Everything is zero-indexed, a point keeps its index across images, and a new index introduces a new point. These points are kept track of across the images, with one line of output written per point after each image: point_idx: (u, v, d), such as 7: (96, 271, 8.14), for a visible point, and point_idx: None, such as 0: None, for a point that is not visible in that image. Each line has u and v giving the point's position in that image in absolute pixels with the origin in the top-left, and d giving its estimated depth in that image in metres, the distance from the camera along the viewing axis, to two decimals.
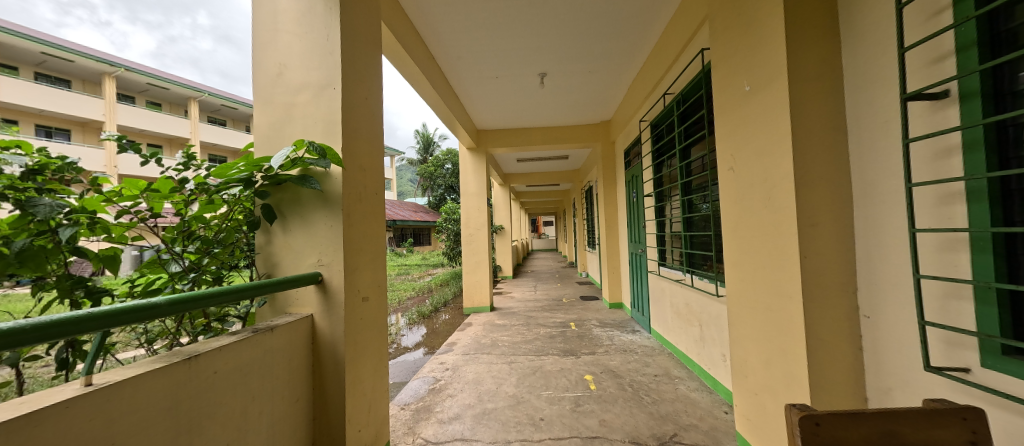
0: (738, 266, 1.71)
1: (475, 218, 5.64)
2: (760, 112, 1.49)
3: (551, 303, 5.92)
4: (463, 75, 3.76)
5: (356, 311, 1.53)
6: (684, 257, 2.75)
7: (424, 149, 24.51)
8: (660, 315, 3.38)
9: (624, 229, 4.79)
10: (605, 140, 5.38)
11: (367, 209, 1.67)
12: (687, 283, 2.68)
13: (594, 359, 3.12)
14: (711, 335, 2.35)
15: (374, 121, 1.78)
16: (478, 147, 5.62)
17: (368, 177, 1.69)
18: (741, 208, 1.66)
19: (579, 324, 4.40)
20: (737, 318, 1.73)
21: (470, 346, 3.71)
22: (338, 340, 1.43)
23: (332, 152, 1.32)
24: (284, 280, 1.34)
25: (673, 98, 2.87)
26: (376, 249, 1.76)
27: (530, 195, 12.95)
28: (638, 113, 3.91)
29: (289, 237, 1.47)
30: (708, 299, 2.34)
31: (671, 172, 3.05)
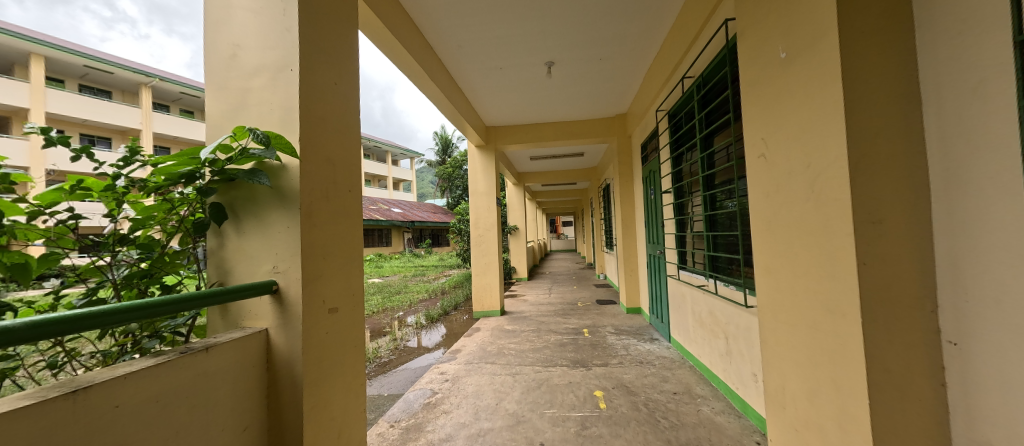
0: (772, 272, 1.40)
1: (485, 217, 5.44)
2: (799, 79, 1.19)
3: (565, 307, 5.63)
4: (465, 66, 3.57)
5: (320, 323, 1.38)
6: (707, 260, 2.42)
7: (442, 151, 24.74)
8: (681, 323, 3.04)
9: (642, 229, 4.43)
10: (621, 134, 5.03)
11: (337, 209, 1.52)
12: (710, 290, 2.35)
13: (606, 371, 2.83)
14: (740, 351, 2.02)
15: (346, 113, 1.61)
16: (487, 145, 5.44)
17: (338, 174, 1.54)
18: (774, 202, 1.36)
19: (592, 330, 4.11)
20: (771, 337, 1.42)
21: (475, 354, 3.52)
22: (296, 357, 1.29)
23: (280, 139, 1.20)
24: (234, 289, 1.18)
25: (692, 82, 2.54)
26: (349, 254, 1.60)
27: (546, 194, 12.66)
28: (656, 102, 3.55)
29: (244, 241, 1.36)
30: (736, 310, 2.01)
31: (691, 165, 2.72)
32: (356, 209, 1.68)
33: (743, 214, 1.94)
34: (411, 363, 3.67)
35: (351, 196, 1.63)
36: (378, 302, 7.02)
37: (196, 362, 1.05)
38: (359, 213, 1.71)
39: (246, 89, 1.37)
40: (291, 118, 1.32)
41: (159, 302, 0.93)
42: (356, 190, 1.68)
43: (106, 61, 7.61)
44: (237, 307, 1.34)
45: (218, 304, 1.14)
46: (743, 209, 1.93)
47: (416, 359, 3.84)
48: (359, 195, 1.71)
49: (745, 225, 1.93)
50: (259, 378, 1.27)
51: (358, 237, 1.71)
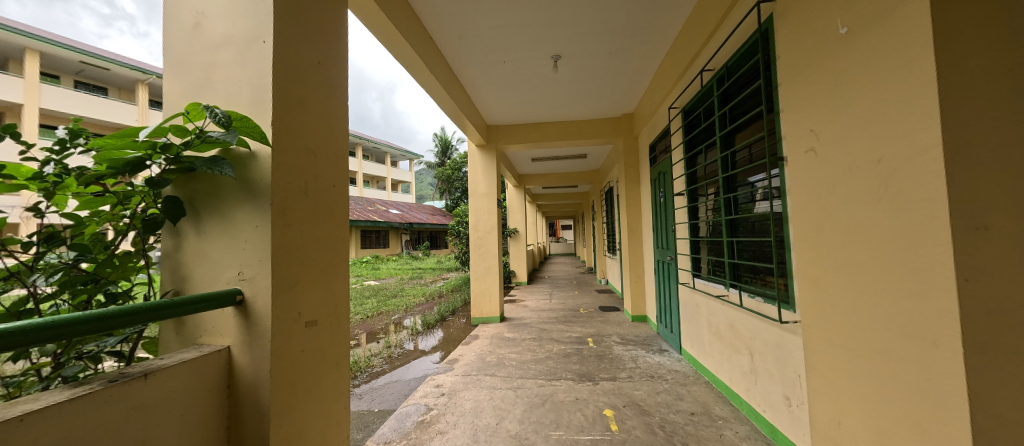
0: (823, 286, 1.20)
1: (485, 219, 5.24)
2: (865, 57, 1.00)
3: (567, 314, 5.42)
4: (466, 59, 3.39)
5: (294, 340, 1.18)
6: (728, 268, 2.22)
7: (441, 153, 24.59)
8: (694, 335, 2.84)
9: (649, 233, 4.25)
10: (627, 135, 4.85)
11: (317, 207, 1.32)
12: (731, 302, 2.15)
13: (615, 387, 2.62)
14: (768, 370, 1.81)
15: (330, 97, 1.42)
16: (488, 144, 5.25)
17: (319, 167, 1.34)
18: (828, 203, 1.16)
19: (597, 340, 3.90)
20: (824, 362, 1.21)
21: (473, 364, 3.30)
22: (261, 382, 1.08)
23: (243, 119, 1.00)
24: (190, 300, 0.97)
25: (711, 75, 2.36)
26: (331, 258, 1.40)
27: (546, 197, 12.48)
28: (667, 99, 3.38)
29: (204, 242, 1.16)
30: (766, 325, 1.81)
31: (708, 165, 2.53)
32: (340, 208, 1.48)
33: (777, 217, 1.74)
34: (408, 372, 3.45)
35: (335, 193, 1.44)
36: (374, 306, 6.78)
37: (128, 394, 0.83)
38: (346, 212, 1.52)
39: (212, 65, 1.17)
40: (263, 99, 1.13)
41: (91, 316, 0.73)
42: (340, 186, 1.48)
43: (99, 55, 7.42)
44: (194, 320, 1.13)
45: (168, 318, 0.93)
46: (777, 213, 1.73)
47: (412, 367, 3.61)
48: (345, 192, 1.52)
49: (779, 230, 1.74)
50: (215, 407, 1.06)
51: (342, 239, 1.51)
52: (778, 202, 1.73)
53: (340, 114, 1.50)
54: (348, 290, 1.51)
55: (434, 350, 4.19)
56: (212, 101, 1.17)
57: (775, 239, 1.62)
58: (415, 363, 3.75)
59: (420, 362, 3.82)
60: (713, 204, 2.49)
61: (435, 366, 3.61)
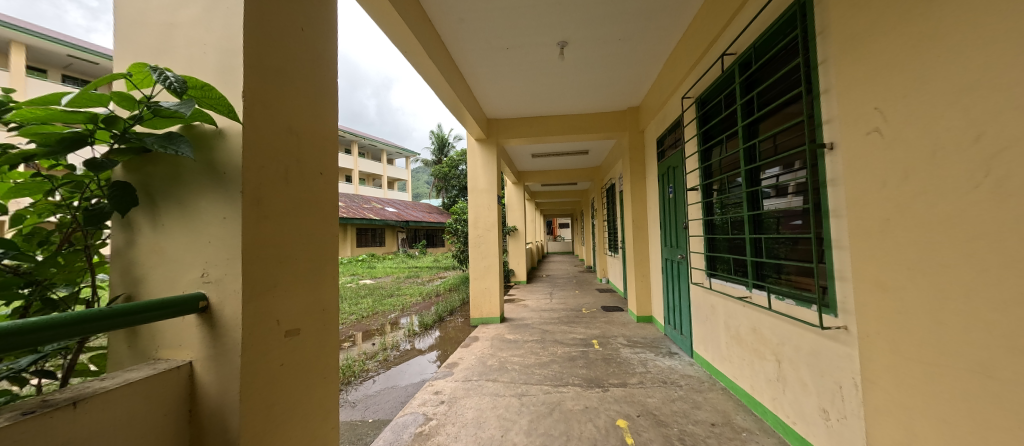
0: (896, 287, 1.04)
1: (484, 216, 5.05)
2: (960, 17, 0.84)
3: (569, 314, 5.25)
4: (468, 46, 3.20)
5: (272, 353, 1.00)
6: (751, 267, 2.07)
7: (438, 150, 24.32)
8: (709, 338, 2.69)
9: (656, 230, 4.10)
10: (632, 129, 4.69)
11: (301, 198, 1.14)
12: (755, 304, 2.00)
13: (626, 394, 2.46)
14: (801, 380, 1.66)
15: (316, 71, 1.24)
16: (488, 138, 5.06)
17: (303, 150, 1.15)
18: (902, 193, 1.00)
19: (602, 342, 3.74)
20: (896, 377, 1.05)
21: (474, 368, 3.13)
22: (228, 407, 0.89)
23: (195, 82, 0.80)
24: (143, 308, 0.79)
25: (733, 60, 2.20)
26: (317, 256, 1.21)
27: (545, 195, 12.31)
28: (679, 90, 3.21)
29: (162, 236, 0.96)
30: (800, 330, 1.65)
31: (728, 157, 2.37)
32: (329, 199, 1.30)
33: (813, 213, 1.59)
34: (405, 375, 3.27)
35: (322, 182, 1.25)
36: (369, 306, 6.56)
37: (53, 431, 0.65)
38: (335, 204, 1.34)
39: (172, 24, 0.98)
40: (233, 65, 0.94)
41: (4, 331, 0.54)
42: (329, 174, 1.30)
43: (80, 45, 7.06)
44: (149, 331, 0.94)
45: (113, 328, 0.73)
46: (814, 208, 1.58)
47: (409, 370, 3.43)
48: (334, 180, 1.34)
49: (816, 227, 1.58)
50: (176, 436, 0.88)
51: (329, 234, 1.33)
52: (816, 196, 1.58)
53: (329, 91, 1.32)
54: (337, 294, 1.32)
55: (433, 352, 4.02)
56: (173, 68, 0.98)
57: (815, 236, 1.47)
58: (411, 365, 3.57)
59: (417, 364, 3.64)
60: (733, 199, 2.34)
61: (433, 368, 3.44)
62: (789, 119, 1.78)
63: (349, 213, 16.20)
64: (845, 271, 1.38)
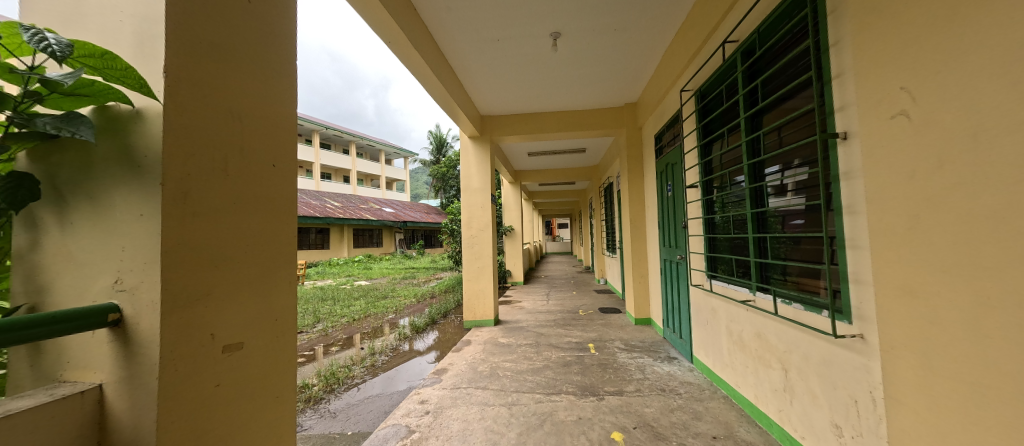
0: (929, 294, 0.90)
1: (478, 216, 4.91)
2: None
3: (565, 317, 5.11)
4: (457, 37, 3.06)
5: (203, 372, 0.86)
6: (755, 269, 1.94)
7: (436, 150, 24.19)
8: (710, 343, 2.55)
9: (654, 229, 3.96)
10: (630, 126, 4.56)
11: (246, 193, 1.00)
12: (759, 308, 1.87)
13: (622, 403, 2.31)
14: (811, 392, 1.52)
15: (267, 50, 1.10)
16: (482, 135, 4.92)
17: (249, 137, 1.02)
18: (936, 184, 0.86)
19: (599, 346, 3.60)
20: (930, 396, 0.91)
21: (464, 375, 2.98)
22: (143, 438, 0.75)
23: (83, 42, 0.69)
24: (56, 317, 0.68)
25: (734, 48, 2.07)
26: (268, 257, 1.08)
27: (543, 195, 12.17)
28: (678, 83, 3.08)
29: (71, 237, 0.82)
30: (810, 338, 1.51)
31: (729, 152, 2.24)
32: (285, 195, 1.16)
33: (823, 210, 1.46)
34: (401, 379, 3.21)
35: (275, 175, 1.12)
36: (361, 308, 6.40)
37: None
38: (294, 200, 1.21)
39: None
40: (153, 35, 0.80)
41: None
42: (284, 167, 1.16)
43: None
44: (54, 348, 0.80)
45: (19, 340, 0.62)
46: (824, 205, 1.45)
47: (404, 373, 3.35)
48: (292, 174, 1.21)
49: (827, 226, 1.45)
50: None
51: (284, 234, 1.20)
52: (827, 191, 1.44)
53: (284, 74, 1.18)
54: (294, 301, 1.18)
55: (431, 353, 3.99)
56: (86, 40, 0.84)
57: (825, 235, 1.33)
58: (402, 369, 3.46)
59: (406, 369, 3.49)
60: (735, 197, 2.21)
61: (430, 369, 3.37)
62: (796, 109, 1.65)
63: (345, 214, 16.05)
64: (861, 274, 1.24)
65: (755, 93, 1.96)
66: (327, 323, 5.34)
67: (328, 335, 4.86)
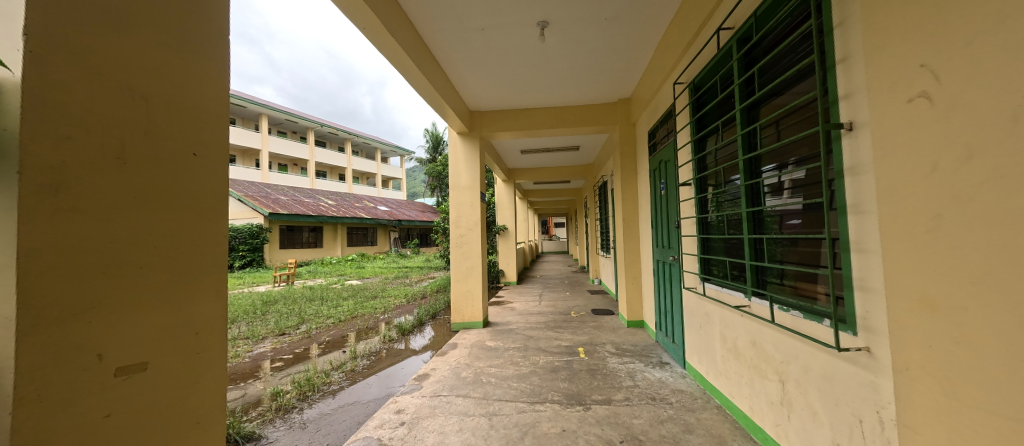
0: (954, 310, 0.76)
1: (467, 215, 4.75)
2: None
3: (557, 319, 4.97)
4: (440, 27, 2.90)
5: (86, 399, 0.74)
6: (751, 273, 1.82)
7: (432, 148, 23.98)
8: (703, 349, 2.42)
9: (647, 229, 3.83)
10: (624, 122, 4.42)
11: (151, 185, 0.87)
12: (755, 314, 1.74)
13: (610, 413, 2.18)
14: (810, 408, 1.39)
15: (177, 20, 0.95)
16: (471, 131, 4.76)
17: (155, 120, 0.89)
18: (964, 180, 0.73)
19: (589, 350, 3.47)
20: (953, 429, 0.78)
21: (446, 381, 2.84)
22: None
23: None
24: None
25: (729, 35, 1.93)
26: (180, 260, 0.95)
27: (538, 194, 12.03)
28: (672, 75, 2.94)
29: None
30: (811, 348, 1.38)
31: (726, 148, 2.11)
32: (206, 188, 1.04)
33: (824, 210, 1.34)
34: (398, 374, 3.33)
35: (193, 166, 1.01)
36: (349, 308, 6.24)
37: None
38: (220, 195, 1.09)
39: None
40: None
41: None
42: (205, 157, 1.05)
43: None
44: None
45: None
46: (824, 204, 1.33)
47: (400, 371, 3.41)
48: (214, 165, 1.08)
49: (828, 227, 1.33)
50: None
51: (209, 233, 1.06)
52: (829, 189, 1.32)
53: (202, 52, 1.04)
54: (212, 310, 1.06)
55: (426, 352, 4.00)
56: None
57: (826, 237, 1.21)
58: (386, 373, 3.34)
59: (387, 374, 3.34)
60: (730, 194, 2.08)
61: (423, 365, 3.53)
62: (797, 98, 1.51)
63: (339, 212, 15.83)
64: (867, 280, 1.11)
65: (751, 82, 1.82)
66: (311, 324, 5.16)
67: (311, 337, 4.70)
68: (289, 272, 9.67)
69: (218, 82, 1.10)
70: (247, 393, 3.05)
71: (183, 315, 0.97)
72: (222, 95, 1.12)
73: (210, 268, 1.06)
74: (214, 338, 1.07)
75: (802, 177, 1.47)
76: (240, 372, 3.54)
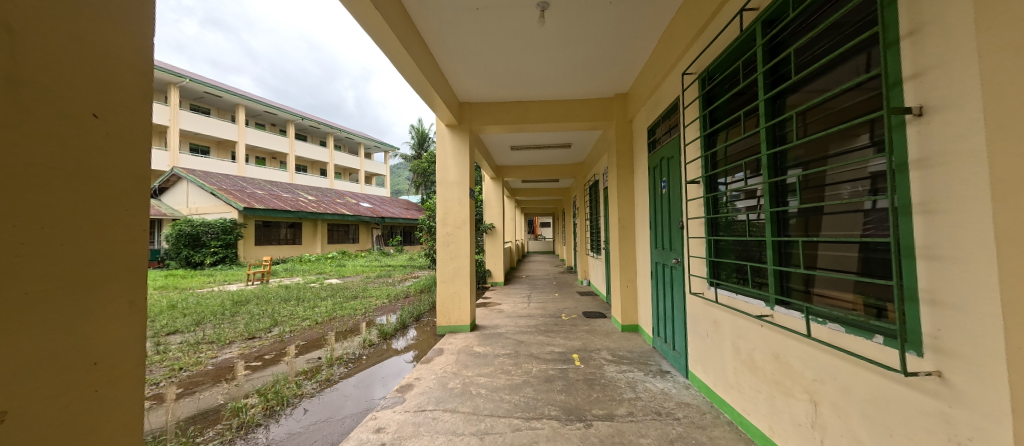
0: None
1: (455, 212, 4.47)
2: None
3: (547, 322, 4.77)
4: (431, 5, 2.62)
5: None
6: (774, 279, 1.67)
7: (418, 144, 23.39)
8: (710, 359, 2.27)
9: (645, 229, 3.68)
10: (620, 118, 4.26)
11: (15, 155, 0.60)
12: (779, 325, 1.59)
13: (614, 432, 1.98)
14: (852, 435, 1.23)
15: None
16: (460, 123, 4.49)
17: (22, 61, 0.61)
18: None
19: (584, 357, 3.28)
20: None
21: (431, 393, 2.58)
22: None
23: None
24: None
25: (751, 18, 1.76)
26: (65, 266, 0.67)
27: (527, 193, 11.82)
28: (678, 67, 2.77)
29: None
30: (853, 368, 1.23)
31: (743, 143, 1.96)
32: (118, 165, 0.77)
33: (860, 210, 1.23)
34: (382, 377, 3.10)
35: (97, 132, 0.73)
36: (326, 309, 5.84)
37: None
38: (138, 176, 0.80)
39: None
40: None
41: None
42: (116, 121, 0.76)
43: None
44: None
45: None
46: (860, 204, 1.23)
47: (382, 371, 3.25)
48: (131, 135, 0.80)
49: (864, 228, 1.22)
50: None
51: (120, 225, 0.77)
52: (868, 187, 1.21)
53: None
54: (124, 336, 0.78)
55: (410, 352, 3.84)
56: None
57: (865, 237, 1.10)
58: (365, 380, 3.00)
59: (366, 379, 3.02)
60: (744, 192, 1.97)
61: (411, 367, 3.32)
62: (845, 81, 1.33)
63: (319, 208, 15.14)
64: (941, 293, 0.94)
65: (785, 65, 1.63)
66: (283, 326, 4.75)
67: (284, 340, 4.22)
68: (263, 270, 9.07)
69: (132, 23, 0.81)
70: (202, 408, 2.51)
71: (75, 342, 0.69)
72: (139, 40, 0.83)
73: (118, 273, 0.77)
74: (124, 370, 0.78)
75: (832, 174, 1.36)
76: (197, 382, 2.94)
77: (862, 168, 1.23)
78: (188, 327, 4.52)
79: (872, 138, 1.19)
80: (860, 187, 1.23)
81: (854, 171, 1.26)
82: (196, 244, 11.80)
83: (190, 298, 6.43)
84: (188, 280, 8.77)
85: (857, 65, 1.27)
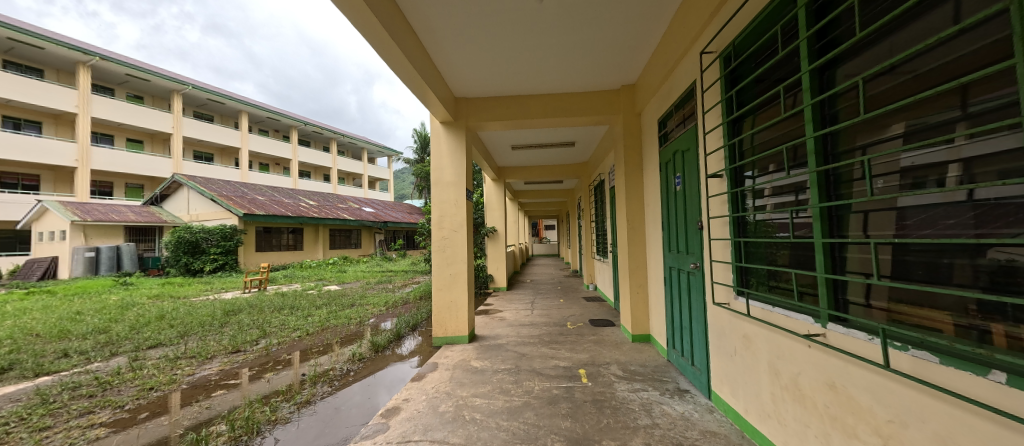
0: None
1: (451, 215, 4.19)
2: None
3: (552, 331, 4.46)
4: None
5: None
6: (827, 290, 1.36)
7: (420, 148, 23.21)
8: (739, 380, 1.96)
9: (656, 230, 3.38)
10: (627, 111, 3.97)
11: None
12: (835, 347, 1.29)
13: None
14: None
15: None
16: (456, 120, 4.23)
17: None
18: None
19: (592, 372, 2.97)
20: None
21: (418, 420, 2.27)
22: None
23: None
24: None
25: None
26: None
27: (531, 195, 11.51)
28: (694, 48, 2.48)
29: None
30: (953, 412, 0.92)
31: (773, 126, 1.67)
32: None
33: (892, 207, 1.09)
34: (388, 384, 3.02)
35: None
36: (321, 318, 5.59)
37: None
38: None
39: None
40: None
41: None
42: None
43: None
44: None
45: None
46: (892, 200, 1.10)
47: (386, 379, 3.14)
48: None
49: (897, 226, 1.09)
50: None
51: None
52: (898, 182, 1.09)
53: None
54: None
55: (414, 358, 3.75)
56: None
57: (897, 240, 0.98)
58: (368, 390, 2.88)
59: (371, 390, 2.89)
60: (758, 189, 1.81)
61: (415, 372, 3.24)
62: (930, 35, 1.01)
63: (320, 213, 15.01)
64: None
65: (845, 22, 1.30)
66: (274, 337, 4.49)
67: (270, 353, 3.95)
68: (261, 277, 8.85)
69: None
70: (159, 439, 2.19)
71: None
72: None
73: None
74: None
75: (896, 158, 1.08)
76: (159, 405, 2.62)
77: (893, 161, 1.10)
78: (172, 339, 4.28)
79: (907, 127, 1.06)
80: (891, 183, 1.11)
81: (884, 164, 1.14)
82: (196, 251, 11.66)
83: (181, 307, 6.20)
84: (186, 289, 8.57)
85: (905, 36, 1.08)
